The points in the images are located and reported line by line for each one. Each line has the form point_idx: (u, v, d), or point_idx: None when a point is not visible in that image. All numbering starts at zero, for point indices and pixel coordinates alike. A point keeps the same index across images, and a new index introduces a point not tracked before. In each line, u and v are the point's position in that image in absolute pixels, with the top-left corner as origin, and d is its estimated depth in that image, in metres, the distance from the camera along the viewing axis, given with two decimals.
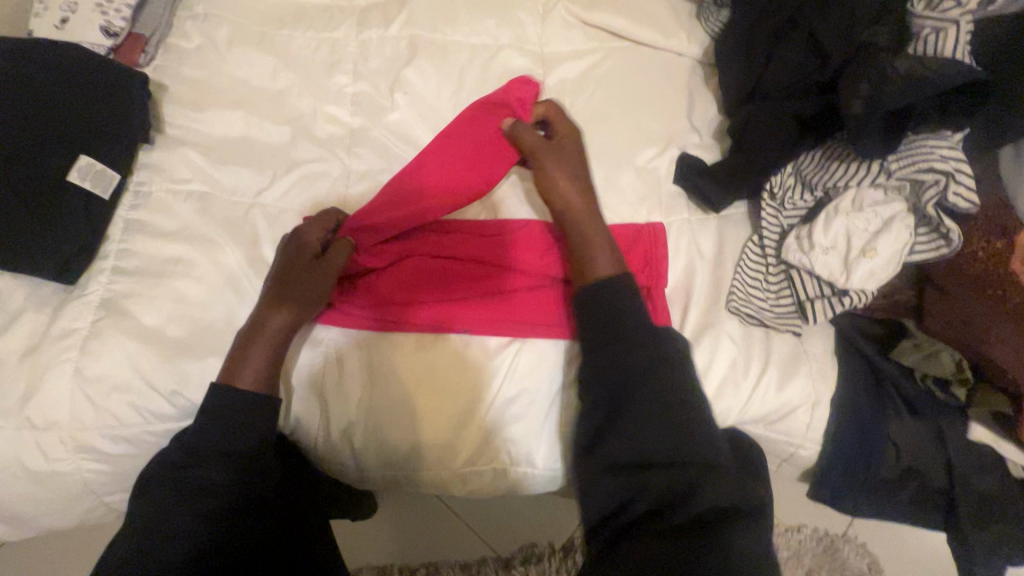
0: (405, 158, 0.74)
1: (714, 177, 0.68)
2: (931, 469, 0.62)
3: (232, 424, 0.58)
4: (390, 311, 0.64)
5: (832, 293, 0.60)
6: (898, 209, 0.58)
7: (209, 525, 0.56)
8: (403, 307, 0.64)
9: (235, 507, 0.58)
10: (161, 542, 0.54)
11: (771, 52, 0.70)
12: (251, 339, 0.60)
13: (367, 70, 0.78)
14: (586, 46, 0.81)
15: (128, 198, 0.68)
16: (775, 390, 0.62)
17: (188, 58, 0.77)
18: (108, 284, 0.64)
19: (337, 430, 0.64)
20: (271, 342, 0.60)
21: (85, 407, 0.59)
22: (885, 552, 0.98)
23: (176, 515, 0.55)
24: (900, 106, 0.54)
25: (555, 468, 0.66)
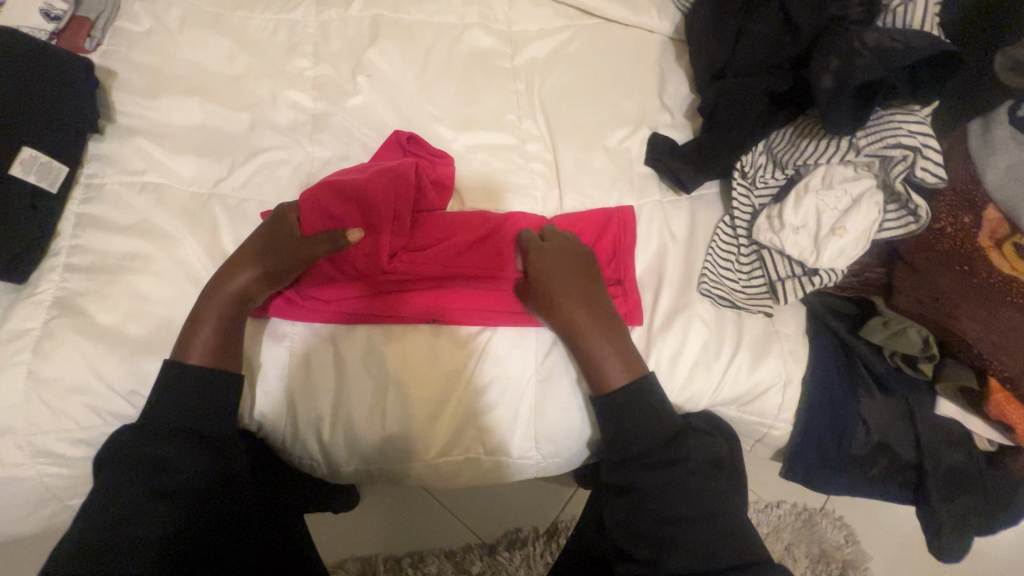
0: (370, 143, 0.72)
1: (685, 157, 0.67)
2: (901, 446, 0.62)
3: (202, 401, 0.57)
4: (361, 303, 0.62)
5: (803, 272, 0.60)
6: (868, 186, 0.58)
7: (172, 503, 0.53)
8: (374, 297, 0.62)
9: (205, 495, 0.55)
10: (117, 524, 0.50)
11: (741, 27, 0.68)
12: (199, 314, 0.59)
13: (329, 52, 0.75)
14: (556, 23, 0.79)
15: (79, 191, 0.66)
16: (747, 370, 0.62)
17: (138, 42, 0.73)
18: (60, 283, 0.61)
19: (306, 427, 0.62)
20: (220, 315, 0.59)
21: (40, 410, 0.57)
22: (860, 523, 1.00)
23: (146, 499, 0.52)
24: (870, 80, 0.53)
25: (529, 456, 0.65)
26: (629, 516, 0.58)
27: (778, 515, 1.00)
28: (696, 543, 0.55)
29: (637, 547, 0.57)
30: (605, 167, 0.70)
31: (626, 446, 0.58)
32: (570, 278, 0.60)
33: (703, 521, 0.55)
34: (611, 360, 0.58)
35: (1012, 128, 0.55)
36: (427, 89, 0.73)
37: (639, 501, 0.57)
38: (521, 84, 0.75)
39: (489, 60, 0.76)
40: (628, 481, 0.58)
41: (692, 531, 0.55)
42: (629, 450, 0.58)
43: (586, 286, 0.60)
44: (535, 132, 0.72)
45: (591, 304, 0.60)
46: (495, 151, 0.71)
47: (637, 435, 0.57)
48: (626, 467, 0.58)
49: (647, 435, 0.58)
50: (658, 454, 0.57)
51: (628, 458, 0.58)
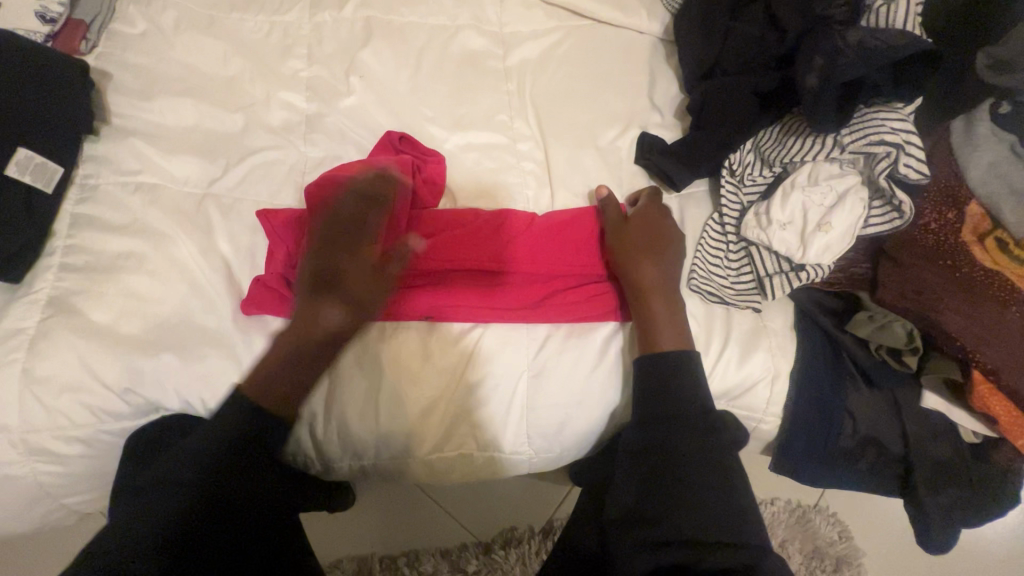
0: (363, 142, 0.72)
1: (674, 155, 0.68)
2: (889, 438, 0.63)
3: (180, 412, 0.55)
4: None
5: (790, 268, 0.61)
6: (853, 183, 0.59)
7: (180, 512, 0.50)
8: None
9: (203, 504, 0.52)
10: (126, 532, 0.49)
11: (728, 28, 0.70)
12: None
13: (322, 53, 0.76)
14: (547, 24, 0.80)
15: (74, 192, 0.66)
16: (736, 365, 0.63)
17: (133, 44, 0.74)
18: (55, 282, 0.62)
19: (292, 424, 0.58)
20: None
21: (34, 409, 0.57)
22: (853, 519, 1.01)
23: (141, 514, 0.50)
24: (852, 78, 0.54)
25: (522, 452, 0.66)
26: (646, 478, 0.55)
27: (772, 511, 1.00)
28: (706, 509, 0.52)
29: (649, 506, 0.54)
30: (596, 166, 0.71)
31: (659, 405, 0.57)
32: (646, 245, 0.63)
33: (717, 490, 0.53)
34: (667, 326, 0.60)
35: (992, 123, 0.57)
36: (420, 89, 0.74)
37: (665, 461, 0.55)
38: (512, 84, 0.76)
39: (481, 61, 0.76)
40: (658, 440, 0.56)
41: (700, 499, 0.52)
42: (653, 414, 0.57)
43: (660, 255, 0.63)
44: (527, 132, 0.73)
45: (662, 273, 0.62)
46: (488, 150, 0.72)
47: (677, 399, 0.57)
48: (660, 426, 0.57)
49: (679, 404, 0.57)
50: (694, 418, 0.56)
51: (661, 418, 0.57)
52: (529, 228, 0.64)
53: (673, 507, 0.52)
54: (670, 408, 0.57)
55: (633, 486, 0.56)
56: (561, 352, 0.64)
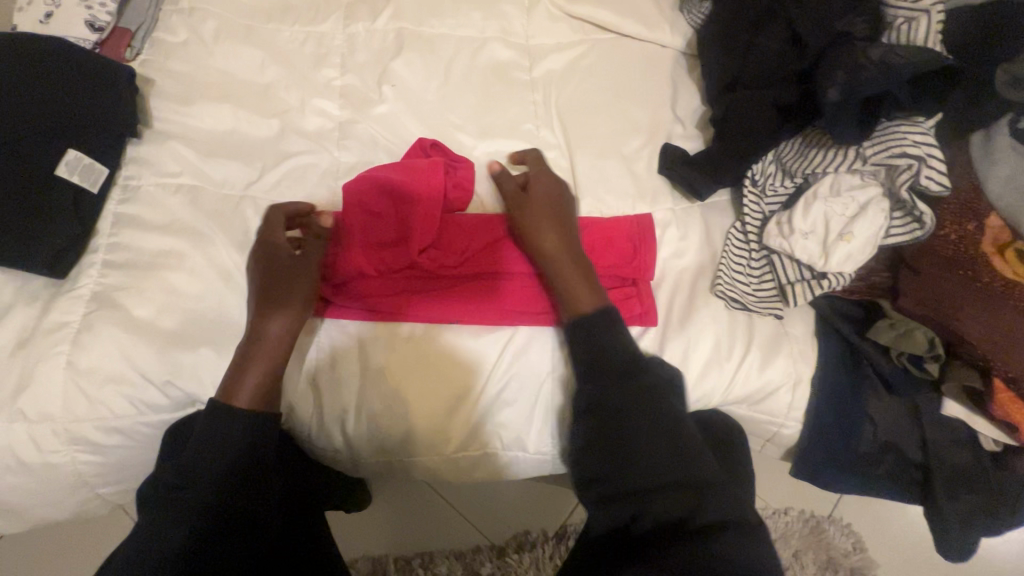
0: (393, 149, 0.74)
1: (697, 165, 0.70)
2: (907, 445, 0.64)
3: (203, 432, 0.57)
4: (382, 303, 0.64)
5: (812, 277, 0.62)
6: (874, 194, 0.60)
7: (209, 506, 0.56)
8: (394, 299, 0.64)
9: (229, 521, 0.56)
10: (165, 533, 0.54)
11: (750, 43, 0.72)
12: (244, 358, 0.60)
13: (355, 62, 0.78)
14: (572, 38, 0.82)
15: (116, 192, 0.69)
16: (757, 370, 0.64)
17: (175, 52, 0.77)
18: (98, 278, 0.64)
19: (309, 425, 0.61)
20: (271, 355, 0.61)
21: (78, 400, 0.59)
22: (868, 531, 1.00)
23: (171, 525, 0.54)
24: (875, 94, 0.56)
25: (545, 452, 0.67)
26: (593, 437, 0.59)
27: (786, 521, 1.01)
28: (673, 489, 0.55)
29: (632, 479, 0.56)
30: (620, 175, 0.73)
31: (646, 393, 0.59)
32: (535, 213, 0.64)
33: (657, 448, 0.57)
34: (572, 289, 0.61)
35: (1013, 138, 0.58)
36: (449, 99, 0.77)
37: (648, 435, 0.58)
38: (538, 95, 0.78)
39: (508, 71, 0.79)
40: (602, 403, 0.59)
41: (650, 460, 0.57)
42: (606, 379, 0.59)
43: (557, 221, 0.64)
44: (553, 141, 0.75)
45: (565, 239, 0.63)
46: (515, 158, 0.74)
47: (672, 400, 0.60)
48: (607, 389, 0.59)
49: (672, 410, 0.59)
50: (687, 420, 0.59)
51: (609, 380, 0.59)
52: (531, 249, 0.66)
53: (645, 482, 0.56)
54: (620, 369, 0.59)
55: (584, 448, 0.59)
56: None
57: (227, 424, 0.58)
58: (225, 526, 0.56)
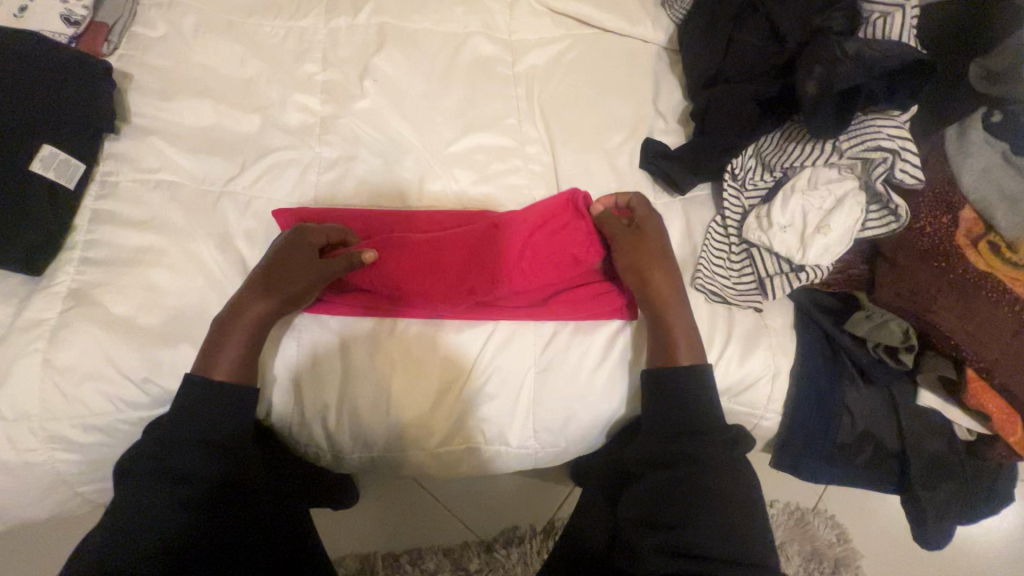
0: (375, 144, 0.74)
1: (678, 159, 0.70)
2: (884, 435, 0.65)
3: (189, 405, 0.58)
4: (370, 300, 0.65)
5: (790, 269, 0.63)
6: (850, 187, 0.61)
7: (186, 487, 0.56)
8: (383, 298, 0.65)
9: (210, 495, 0.56)
10: (137, 514, 0.54)
11: (731, 37, 0.72)
12: (225, 333, 0.60)
13: (337, 57, 0.78)
14: (555, 33, 0.82)
15: (95, 188, 0.68)
16: (736, 362, 0.64)
17: (153, 46, 0.76)
18: (76, 275, 0.64)
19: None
20: (247, 330, 0.60)
21: (54, 397, 0.59)
22: (852, 523, 1.02)
23: (151, 494, 0.55)
24: (849, 87, 0.56)
25: (528, 446, 0.67)
26: (663, 491, 0.59)
27: (771, 513, 1.02)
28: (704, 521, 0.56)
29: (660, 514, 0.58)
30: (602, 169, 0.73)
31: (672, 421, 0.61)
32: (650, 260, 0.65)
33: (723, 498, 0.58)
34: (686, 347, 0.62)
35: (986, 132, 0.58)
36: (432, 93, 0.76)
37: (676, 472, 0.59)
38: (522, 89, 0.78)
39: (491, 67, 0.79)
40: (675, 454, 0.60)
41: (712, 510, 0.57)
42: (677, 425, 0.61)
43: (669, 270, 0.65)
44: (535, 136, 0.76)
45: (669, 282, 0.64)
46: (498, 153, 0.74)
47: (682, 409, 0.61)
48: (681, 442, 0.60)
49: (678, 410, 0.61)
50: (709, 430, 0.60)
51: (678, 431, 0.61)
52: (530, 238, 0.66)
53: (671, 523, 0.57)
54: (688, 421, 0.61)
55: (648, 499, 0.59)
56: (571, 345, 0.66)
57: (213, 404, 0.58)
58: (206, 504, 0.56)
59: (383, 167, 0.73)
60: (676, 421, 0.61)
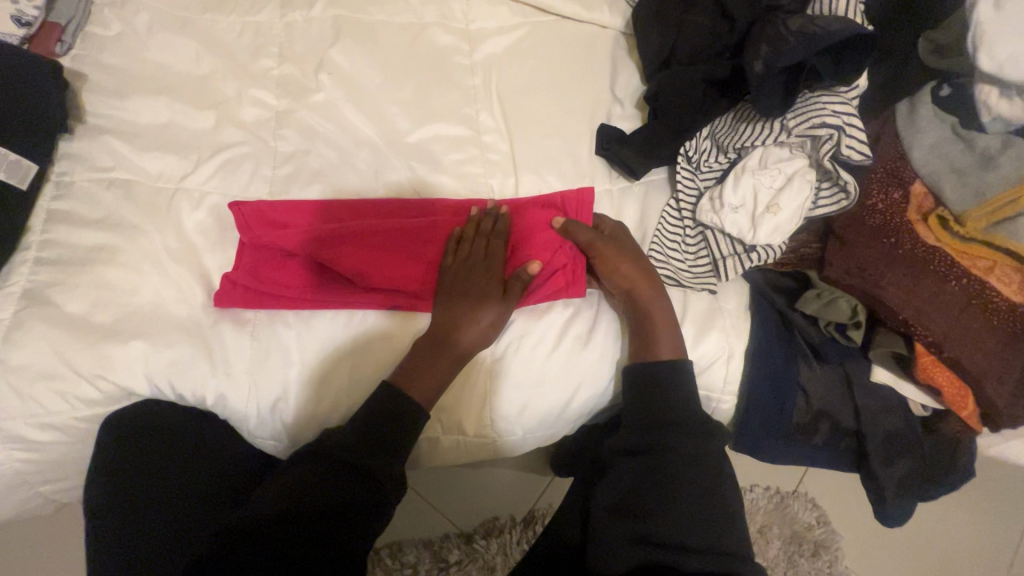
0: (330, 137, 0.74)
1: (632, 145, 0.70)
2: (840, 412, 0.65)
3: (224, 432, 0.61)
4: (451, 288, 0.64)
5: (743, 250, 0.63)
6: (800, 165, 0.61)
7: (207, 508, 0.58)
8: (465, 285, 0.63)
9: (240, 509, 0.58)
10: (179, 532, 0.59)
11: (683, 18, 0.72)
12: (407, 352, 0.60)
13: (292, 52, 0.77)
14: (512, 20, 0.81)
15: (50, 188, 0.68)
16: (691, 344, 0.65)
17: (108, 46, 0.76)
18: (31, 275, 0.64)
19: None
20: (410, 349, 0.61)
21: (10, 397, 0.59)
22: (829, 504, 1.02)
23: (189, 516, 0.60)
24: (791, 63, 0.56)
25: (484, 436, 0.67)
26: (641, 481, 0.59)
27: (750, 497, 1.01)
28: (682, 512, 0.57)
29: (638, 505, 0.58)
30: (560, 156, 0.73)
31: (659, 415, 0.61)
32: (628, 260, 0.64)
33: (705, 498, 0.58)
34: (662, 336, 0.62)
35: (933, 106, 0.59)
36: (386, 85, 0.76)
37: (666, 467, 0.59)
38: (478, 78, 0.78)
39: (447, 56, 0.78)
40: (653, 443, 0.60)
41: (692, 506, 0.57)
42: (656, 414, 0.61)
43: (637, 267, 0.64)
44: (492, 124, 0.75)
45: (653, 286, 0.64)
46: (454, 142, 0.74)
47: (658, 405, 0.61)
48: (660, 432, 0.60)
49: (656, 407, 0.61)
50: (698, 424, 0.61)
51: (657, 424, 0.61)
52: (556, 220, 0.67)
53: (642, 514, 0.58)
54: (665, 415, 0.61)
55: (624, 486, 0.60)
56: (525, 333, 0.65)
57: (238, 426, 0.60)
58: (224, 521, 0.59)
59: (338, 159, 0.73)
60: (666, 416, 0.61)
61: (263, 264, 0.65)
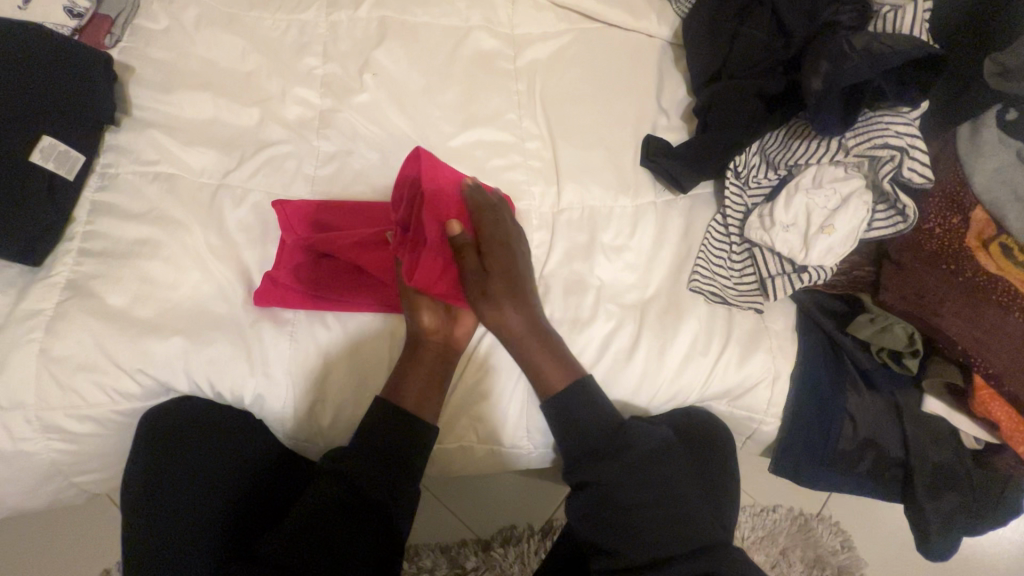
0: (373, 139, 0.73)
1: (679, 157, 0.69)
2: (888, 441, 0.64)
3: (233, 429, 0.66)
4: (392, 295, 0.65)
5: (792, 270, 0.62)
6: (856, 186, 0.59)
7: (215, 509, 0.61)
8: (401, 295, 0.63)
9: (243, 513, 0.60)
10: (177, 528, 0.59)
11: (737, 31, 0.71)
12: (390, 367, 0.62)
13: (337, 51, 0.77)
14: (558, 27, 0.81)
15: (95, 180, 0.69)
16: (735, 365, 0.64)
17: (155, 39, 0.76)
18: (74, 266, 0.64)
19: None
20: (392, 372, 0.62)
21: (51, 388, 0.59)
22: (856, 530, 1.00)
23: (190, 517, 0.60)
24: (856, 81, 0.54)
25: (520, 446, 0.67)
26: (597, 512, 0.59)
27: (774, 519, 0.99)
28: (650, 533, 0.57)
29: (601, 540, 0.58)
30: (605, 167, 0.72)
31: (582, 442, 0.60)
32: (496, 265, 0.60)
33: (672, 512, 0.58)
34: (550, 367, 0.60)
35: (1001, 131, 0.56)
36: (431, 88, 0.75)
37: (598, 493, 0.59)
38: (522, 84, 0.77)
39: (491, 61, 0.78)
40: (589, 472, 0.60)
41: (661, 518, 0.57)
42: (586, 438, 0.60)
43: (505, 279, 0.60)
44: (535, 131, 0.74)
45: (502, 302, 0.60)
46: (496, 148, 0.73)
47: (585, 423, 0.60)
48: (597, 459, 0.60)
49: (596, 422, 0.60)
50: (642, 443, 0.60)
51: (593, 452, 0.60)
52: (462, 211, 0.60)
53: (615, 541, 0.57)
54: (596, 434, 0.60)
55: (587, 521, 0.59)
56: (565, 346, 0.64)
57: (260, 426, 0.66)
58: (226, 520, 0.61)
59: (380, 161, 0.72)
60: (594, 445, 0.60)
61: (305, 265, 0.65)
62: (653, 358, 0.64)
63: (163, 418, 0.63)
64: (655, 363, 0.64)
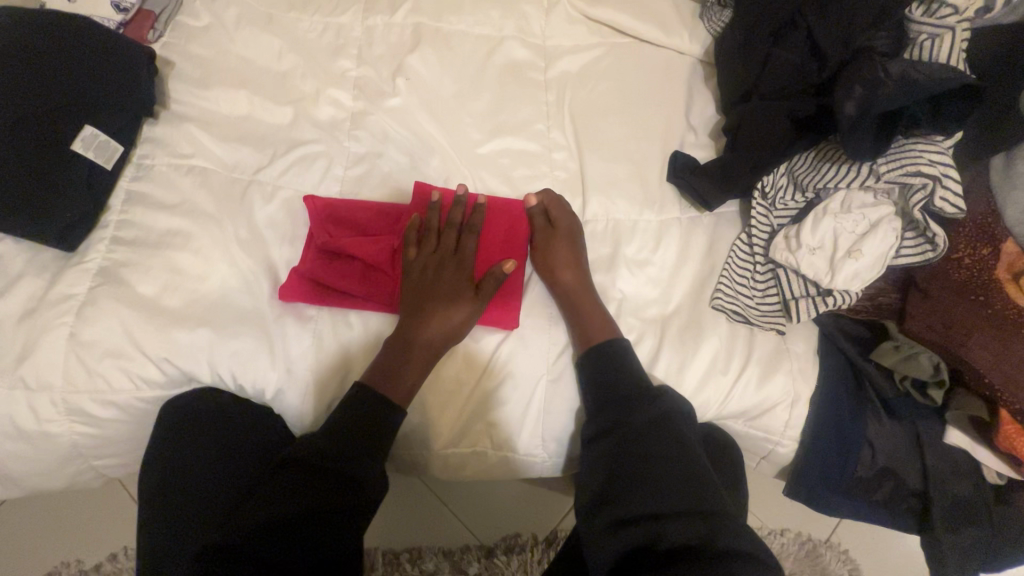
0: (403, 143, 0.74)
1: (707, 174, 0.69)
2: (907, 471, 0.63)
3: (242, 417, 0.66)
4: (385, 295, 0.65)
5: (817, 293, 0.62)
6: (886, 213, 0.59)
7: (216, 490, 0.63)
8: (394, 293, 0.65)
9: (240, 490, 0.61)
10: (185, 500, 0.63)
11: (770, 50, 0.70)
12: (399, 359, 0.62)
13: (371, 55, 0.78)
14: (589, 41, 0.82)
15: (130, 170, 0.70)
16: (754, 386, 0.64)
17: (196, 36, 0.78)
18: (107, 253, 0.65)
19: (336, 416, 0.60)
20: (403, 360, 0.62)
21: (79, 371, 0.61)
22: (865, 559, 0.98)
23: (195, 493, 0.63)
24: (890, 109, 0.53)
25: (535, 454, 0.67)
26: (607, 463, 0.58)
27: (782, 542, 0.98)
28: (655, 488, 0.54)
29: (607, 488, 0.57)
30: (631, 181, 0.72)
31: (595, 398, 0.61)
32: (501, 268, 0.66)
33: (677, 472, 0.55)
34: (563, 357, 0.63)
35: None
36: (462, 95, 0.76)
37: (610, 447, 0.58)
38: (552, 95, 0.78)
39: (523, 71, 0.78)
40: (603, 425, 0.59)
41: (668, 474, 0.55)
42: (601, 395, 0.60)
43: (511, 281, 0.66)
44: (562, 142, 0.75)
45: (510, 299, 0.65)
46: (524, 157, 0.74)
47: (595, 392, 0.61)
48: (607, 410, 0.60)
49: (608, 380, 0.61)
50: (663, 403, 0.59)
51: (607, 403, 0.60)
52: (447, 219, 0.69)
53: (620, 491, 0.56)
54: (611, 390, 0.60)
55: (596, 471, 0.58)
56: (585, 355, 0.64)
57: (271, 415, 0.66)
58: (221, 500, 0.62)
59: (409, 165, 0.73)
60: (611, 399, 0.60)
61: (327, 264, 0.65)
62: (672, 374, 0.64)
63: (186, 406, 0.65)
64: (674, 379, 0.64)
